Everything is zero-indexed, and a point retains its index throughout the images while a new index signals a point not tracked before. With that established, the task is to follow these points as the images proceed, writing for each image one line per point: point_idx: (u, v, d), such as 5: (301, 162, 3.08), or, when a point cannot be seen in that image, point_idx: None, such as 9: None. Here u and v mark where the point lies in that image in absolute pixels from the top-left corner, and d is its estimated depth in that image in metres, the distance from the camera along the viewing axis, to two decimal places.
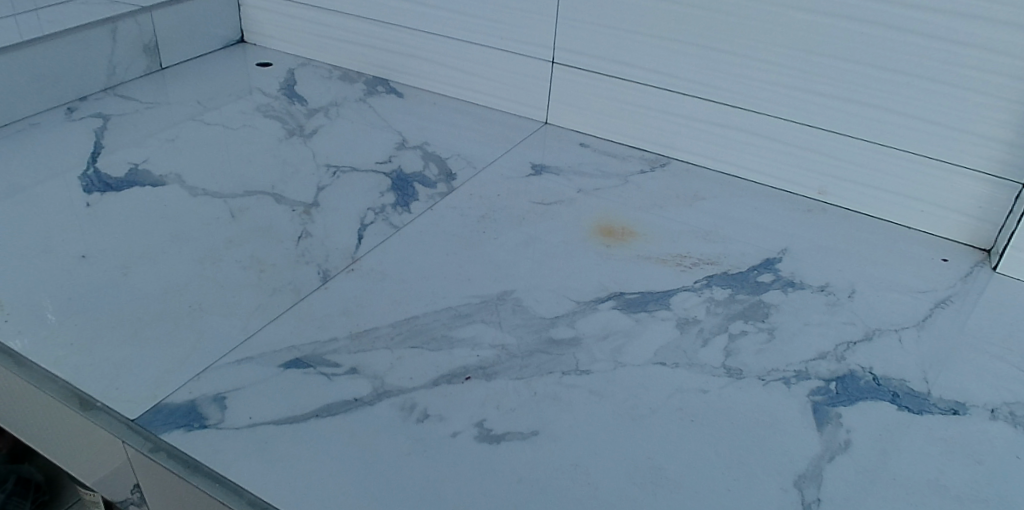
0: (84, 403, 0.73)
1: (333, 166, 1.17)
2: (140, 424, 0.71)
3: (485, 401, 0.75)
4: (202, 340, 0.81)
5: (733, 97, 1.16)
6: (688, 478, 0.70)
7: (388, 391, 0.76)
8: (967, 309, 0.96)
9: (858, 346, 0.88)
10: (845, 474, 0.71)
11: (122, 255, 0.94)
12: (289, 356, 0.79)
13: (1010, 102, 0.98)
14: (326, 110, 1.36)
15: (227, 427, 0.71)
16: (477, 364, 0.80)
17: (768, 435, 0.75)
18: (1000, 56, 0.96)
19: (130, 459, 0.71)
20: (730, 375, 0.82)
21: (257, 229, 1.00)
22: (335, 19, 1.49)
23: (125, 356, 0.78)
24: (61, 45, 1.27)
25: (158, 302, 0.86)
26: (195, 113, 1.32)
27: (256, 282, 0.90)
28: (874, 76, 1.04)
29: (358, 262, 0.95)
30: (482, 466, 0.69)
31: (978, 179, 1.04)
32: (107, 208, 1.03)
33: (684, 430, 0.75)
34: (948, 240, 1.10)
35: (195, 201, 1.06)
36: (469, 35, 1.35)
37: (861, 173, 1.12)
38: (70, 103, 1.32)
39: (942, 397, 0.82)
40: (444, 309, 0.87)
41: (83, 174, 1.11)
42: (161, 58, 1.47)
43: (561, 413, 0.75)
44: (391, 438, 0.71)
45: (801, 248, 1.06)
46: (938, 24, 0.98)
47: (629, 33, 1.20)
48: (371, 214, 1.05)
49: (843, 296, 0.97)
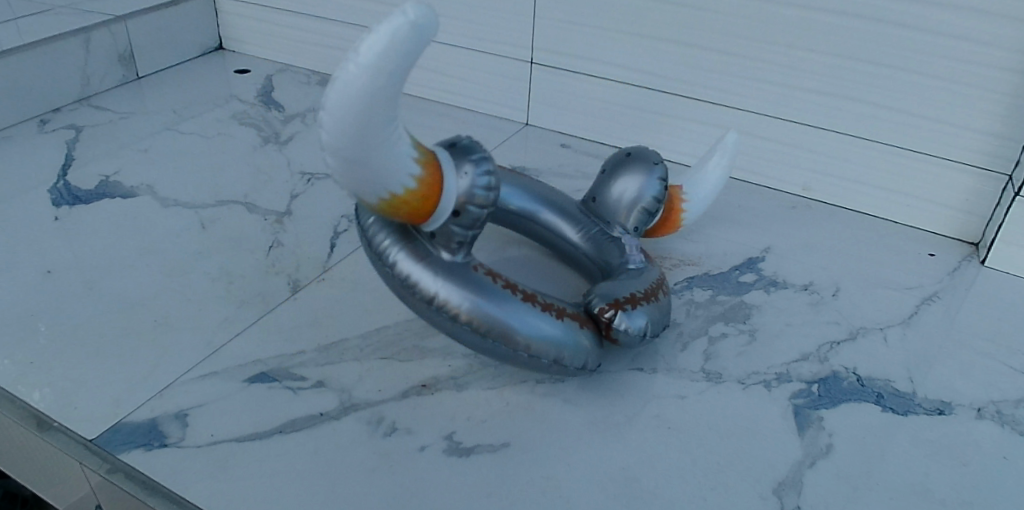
0: (41, 423, 0.71)
1: (308, 174, 1.15)
2: (99, 444, 0.69)
3: (454, 415, 0.73)
4: (167, 356, 0.79)
5: (714, 93, 1.14)
6: (664, 488, 0.68)
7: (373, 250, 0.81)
8: (954, 305, 0.94)
9: (841, 347, 0.86)
10: (826, 479, 0.69)
11: (89, 270, 0.92)
12: (255, 371, 0.77)
13: (993, 92, 0.96)
14: (304, 116, 1.34)
15: (188, 445, 0.69)
16: (449, 374, 0.78)
17: (746, 441, 0.73)
18: (985, 46, 0.94)
19: (91, 482, 0.69)
20: (709, 379, 0.80)
21: (227, 241, 0.98)
22: (313, 24, 1.47)
23: (87, 374, 0.76)
24: (34, 56, 1.25)
25: (122, 318, 0.84)
26: (171, 122, 1.30)
27: (225, 294, 0.88)
28: (856, 69, 1.03)
29: (329, 271, 0.93)
30: (451, 479, 0.67)
31: (963, 171, 1.02)
32: (77, 222, 1.01)
33: (659, 438, 0.73)
34: (936, 234, 1.08)
35: (166, 213, 1.04)
36: (447, 37, 1.33)
37: (845, 168, 1.10)
38: (42, 115, 1.30)
39: (927, 397, 0.79)
40: (417, 318, 0.86)
41: (52, 187, 1.09)
42: (138, 67, 1.45)
43: (533, 424, 0.73)
44: (357, 454, 0.69)
45: (785, 246, 1.04)
46: (917, 15, 0.96)
47: (607, 31, 1.18)
48: (345, 222, 1.03)
49: (826, 294, 0.94)
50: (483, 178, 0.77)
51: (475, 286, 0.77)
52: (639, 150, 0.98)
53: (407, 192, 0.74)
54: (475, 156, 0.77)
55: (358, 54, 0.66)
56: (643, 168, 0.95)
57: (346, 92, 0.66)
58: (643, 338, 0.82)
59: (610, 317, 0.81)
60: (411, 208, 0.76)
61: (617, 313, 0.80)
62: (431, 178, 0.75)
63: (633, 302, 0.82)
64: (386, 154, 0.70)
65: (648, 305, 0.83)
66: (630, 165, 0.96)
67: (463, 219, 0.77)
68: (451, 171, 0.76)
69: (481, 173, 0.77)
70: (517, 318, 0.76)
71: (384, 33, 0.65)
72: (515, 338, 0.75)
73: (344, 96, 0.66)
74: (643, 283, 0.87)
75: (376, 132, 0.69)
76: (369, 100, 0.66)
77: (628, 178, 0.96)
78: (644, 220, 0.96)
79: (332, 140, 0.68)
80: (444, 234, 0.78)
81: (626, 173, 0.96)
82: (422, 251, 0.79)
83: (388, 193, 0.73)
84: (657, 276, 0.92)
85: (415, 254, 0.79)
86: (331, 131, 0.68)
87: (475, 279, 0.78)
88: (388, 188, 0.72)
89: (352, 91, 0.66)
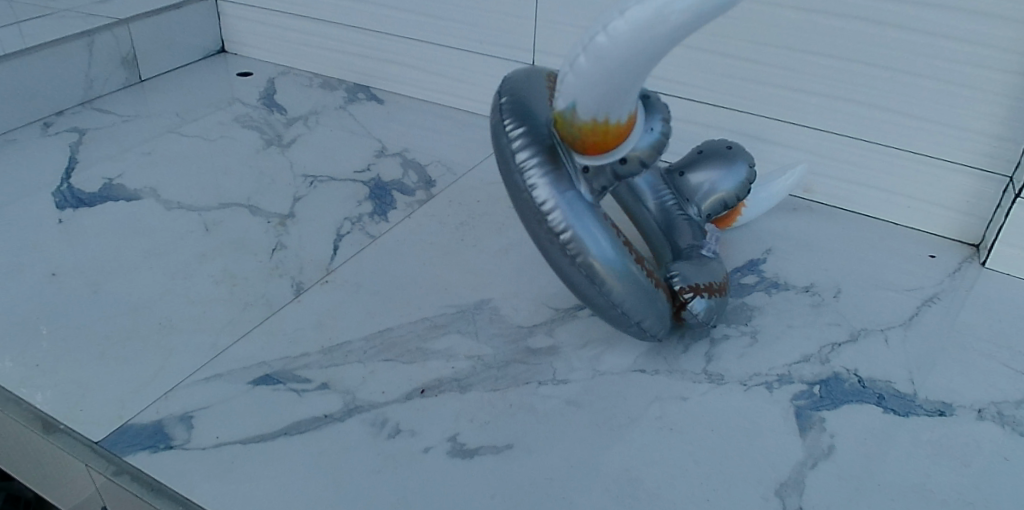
0: (46, 425, 0.71)
1: (310, 177, 1.15)
2: (105, 447, 0.69)
3: (458, 416, 0.74)
4: (171, 359, 0.79)
5: (716, 95, 1.15)
6: (666, 489, 0.68)
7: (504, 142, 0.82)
8: (955, 306, 0.94)
9: (842, 348, 0.86)
10: (828, 480, 0.70)
11: (93, 273, 0.92)
12: (259, 373, 0.78)
13: (993, 94, 0.97)
14: (306, 118, 1.35)
15: (193, 447, 0.69)
16: (452, 376, 0.78)
17: (748, 442, 0.73)
18: (985, 48, 0.95)
19: (97, 484, 0.69)
20: (711, 381, 0.81)
21: (230, 243, 0.99)
22: (315, 27, 1.48)
23: (92, 377, 0.77)
24: (37, 60, 1.26)
25: (127, 321, 0.84)
26: (174, 125, 1.30)
27: (228, 297, 0.89)
28: (856, 71, 1.03)
29: (332, 274, 0.93)
30: (454, 481, 0.67)
31: (964, 173, 1.03)
32: (81, 225, 1.02)
33: (662, 439, 0.73)
34: (936, 236, 1.08)
35: (169, 215, 1.05)
36: (448, 39, 1.33)
37: (846, 169, 1.11)
38: (46, 118, 1.30)
39: (928, 398, 0.80)
40: (419, 320, 0.86)
41: (56, 190, 1.09)
42: (140, 70, 1.46)
43: (536, 425, 0.73)
44: (361, 456, 0.69)
45: (786, 247, 1.04)
46: (916, 18, 0.97)
47: None
48: (348, 224, 1.04)
49: (828, 295, 0.95)
50: (659, 140, 0.81)
51: (583, 215, 0.81)
52: (734, 145, 1.04)
53: (609, 125, 0.77)
54: (662, 115, 0.82)
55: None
56: (738, 160, 1.01)
57: (617, 40, 0.70)
58: (704, 322, 0.87)
59: (688, 298, 0.85)
60: (596, 139, 0.78)
61: (696, 297, 0.84)
62: (630, 124, 0.79)
63: (711, 291, 0.87)
64: (617, 95, 0.74)
65: (721, 295, 0.87)
66: (724, 154, 1.02)
67: (627, 165, 0.81)
68: (645, 121, 0.81)
69: (659, 135, 0.81)
70: (603, 248, 0.81)
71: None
72: (595, 263, 0.80)
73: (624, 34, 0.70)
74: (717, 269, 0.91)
75: (625, 75, 0.73)
76: (640, 49, 0.70)
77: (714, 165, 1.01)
78: (717, 208, 1.01)
79: (590, 65, 0.73)
80: (598, 172, 0.81)
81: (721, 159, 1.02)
82: (561, 177, 0.82)
83: (600, 115, 0.77)
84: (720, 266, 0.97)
85: (555, 175, 0.81)
86: (591, 64, 0.72)
87: (592, 214, 0.81)
88: (601, 112, 0.76)
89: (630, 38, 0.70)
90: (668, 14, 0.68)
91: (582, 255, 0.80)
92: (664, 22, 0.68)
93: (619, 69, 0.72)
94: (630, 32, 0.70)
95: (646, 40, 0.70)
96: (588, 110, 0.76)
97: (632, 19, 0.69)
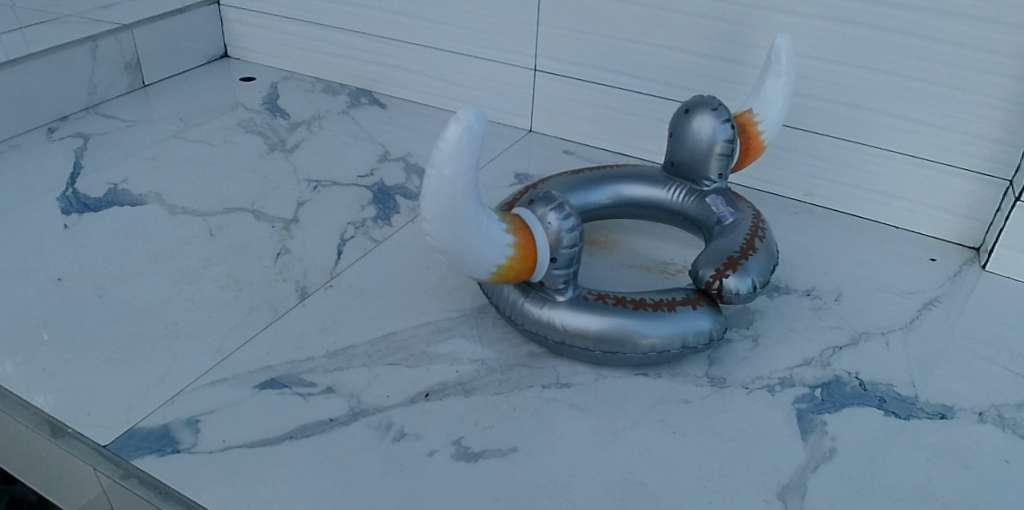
0: (54, 428, 0.72)
1: (314, 181, 1.16)
2: (112, 450, 0.69)
3: (462, 420, 0.74)
4: (178, 363, 0.80)
5: (717, 100, 1.16)
6: (670, 492, 0.68)
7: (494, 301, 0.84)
8: (955, 309, 0.95)
9: (843, 352, 0.87)
10: (830, 483, 0.70)
11: (99, 278, 0.93)
12: (265, 377, 0.78)
13: (993, 98, 0.98)
14: (309, 123, 1.35)
15: (200, 451, 0.70)
16: (456, 380, 0.79)
17: (750, 445, 0.74)
18: (986, 53, 0.96)
19: (104, 487, 0.70)
20: (713, 384, 0.81)
21: (235, 248, 0.99)
22: (317, 32, 1.49)
23: (99, 381, 0.77)
24: (42, 65, 1.26)
25: (133, 325, 0.85)
26: (177, 131, 1.31)
27: (233, 301, 0.89)
28: (856, 76, 1.04)
29: (336, 278, 0.94)
30: (459, 484, 0.68)
31: (963, 176, 1.03)
32: (87, 230, 1.02)
33: (665, 442, 0.73)
34: (936, 239, 1.09)
35: (174, 220, 1.05)
36: (450, 44, 1.34)
37: (846, 173, 1.11)
38: (51, 123, 1.31)
39: (929, 401, 0.80)
40: (423, 324, 0.86)
41: (61, 195, 1.10)
42: (144, 75, 1.47)
43: (540, 428, 0.74)
44: (367, 459, 0.70)
45: (787, 251, 1.05)
46: (917, 23, 0.97)
47: (609, 39, 1.19)
48: (351, 229, 1.05)
49: (829, 299, 0.95)
50: (568, 223, 0.78)
51: (578, 309, 0.80)
52: (692, 102, 1.00)
53: (509, 260, 0.76)
54: (556, 203, 0.79)
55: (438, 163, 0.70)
56: (705, 114, 0.97)
57: (436, 213, 0.71)
58: (755, 293, 0.84)
59: (718, 286, 0.83)
60: (515, 272, 0.78)
61: (724, 279, 0.83)
62: (524, 241, 0.77)
63: (734, 265, 0.84)
64: (480, 236, 0.74)
65: (749, 262, 0.85)
66: (688, 121, 0.98)
67: (561, 262, 0.79)
68: (537, 224, 0.78)
69: (567, 219, 0.78)
70: (614, 323, 0.79)
71: (452, 143, 0.69)
72: (620, 342, 0.78)
73: (438, 207, 0.71)
74: (737, 236, 0.90)
75: (472, 234, 0.73)
76: (456, 207, 0.71)
77: (698, 127, 0.97)
78: (724, 163, 0.97)
79: (443, 244, 0.74)
80: (549, 278, 0.80)
81: (692, 123, 0.98)
82: (539, 298, 0.82)
83: (493, 264, 0.76)
84: (752, 219, 0.94)
85: (533, 300, 0.82)
86: (441, 242, 0.73)
87: (581, 303, 0.80)
88: (488, 262, 0.76)
89: (442, 207, 0.71)
90: (452, 171, 0.69)
91: (606, 341, 0.79)
92: (454, 180, 0.69)
93: (461, 234, 0.72)
94: (437, 200, 0.70)
95: (451, 193, 0.70)
96: (482, 269, 0.77)
97: (433, 195, 0.70)
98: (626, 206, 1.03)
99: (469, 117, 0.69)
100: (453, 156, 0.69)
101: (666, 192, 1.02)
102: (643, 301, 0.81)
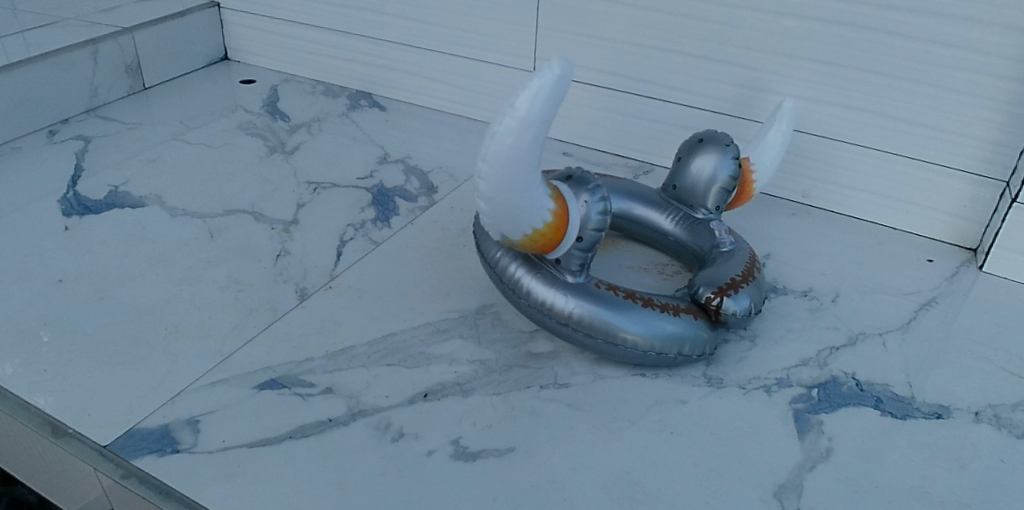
0: (54, 429, 0.72)
1: (314, 183, 1.17)
2: (113, 450, 0.70)
3: (461, 420, 0.75)
4: (178, 364, 0.80)
5: (715, 102, 1.16)
6: (667, 491, 0.69)
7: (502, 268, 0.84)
8: (952, 310, 0.95)
9: (840, 352, 0.87)
10: (826, 483, 0.71)
11: (100, 280, 0.93)
12: (265, 378, 0.79)
13: (989, 100, 0.98)
14: (309, 126, 1.36)
15: (200, 451, 0.70)
16: (454, 380, 0.79)
17: (747, 445, 0.74)
18: (983, 55, 0.96)
19: (105, 487, 0.70)
20: (711, 384, 0.82)
21: (235, 249, 1.00)
22: (317, 35, 1.49)
23: (99, 382, 0.78)
24: (42, 68, 1.27)
25: (133, 327, 0.85)
26: (177, 133, 1.32)
27: (233, 303, 0.90)
28: (854, 78, 1.05)
29: (335, 280, 0.94)
30: (457, 483, 0.68)
31: (961, 178, 1.04)
32: (87, 232, 1.03)
33: (662, 442, 0.74)
34: (933, 240, 1.10)
35: (175, 222, 1.06)
36: (449, 47, 1.35)
37: (843, 175, 1.12)
38: (51, 126, 1.32)
39: (925, 401, 0.81)
40: (422, 325, 0.87)
41: (62, 197, 1.10)
42: (144, 78, 1.47)
43: (538, 429, 0.74)
44: (366, 458, 0.70)
45: (785, 252, 1.05)
46: (914, 25, 0.98)
47: (608, 41, 1.20)
48: (351, 230, 1.05)
49: (826, 300, 0.96)
50: (599, 207, 0.78)
51: (582, 293, 0.80)
52: (705, 133, 0.95)
53: (545, 226, 0.76)
54: (592, 184, 0.78)
55: (515, 109, 0.70)
56: (711, 151, 0.93)
57: (495, 162, 0.71)
58: (751, 315, 0.85)
59: (717, 304, 0.84)
60: (545, 241, 0.77)
61: (724, 299, 0.84)
62: (563, 212, 0.76)
63: (735, 287, 0.85)
64: (529, 194, 0.73)
65: (748, 287, 0.86)
66: (696, 152, 0.94)
67: (585, 243, 0.79)
68: (573, 199, 0.78)
69: (599, 203, 0.78)
70: (617, 314, 0.79)
71: (533, 91, 0.69)
72: (617, 334, 0.79)
73: (499, 155, 0.71)
74: (735, 266, 0.89)
75: (524, 189, 0.72)
76: (517, 159, 0.70)
77: (704, 158, 0.93)
78: (724, 198, 0.94)
79: (492, 194, 0.73)
80: (567, 258, 0.80)
81: (697, 157, 0.94)
82: (549, 275, 0.82)
83: (530, 226, 0.75)
84: (749, 252, 0.93)
85: (543, 277, 0.82)
86: (491, 193, 0.73)
87: (588, 290, 0.80)
88: (527, 223, 0.75)
89: (503, 156, 0.71)
90: (525, 122, 0.69)
91: (603, 331, 0.79)
92: (523, 130, 0.69)
93: (513, 187, 0.72)
94: (502, 152, 0.70)
95: (516, 149, 0.70)
96: (518, 230, 0.76)
97: (499, 142, 0.70)
98: (627, 221, 1.02)
99: (557, 70, 0.69)
100: (530, 105, 0.69)
101: (665, 216, 1.00)
102: (652, 301, 0.82)
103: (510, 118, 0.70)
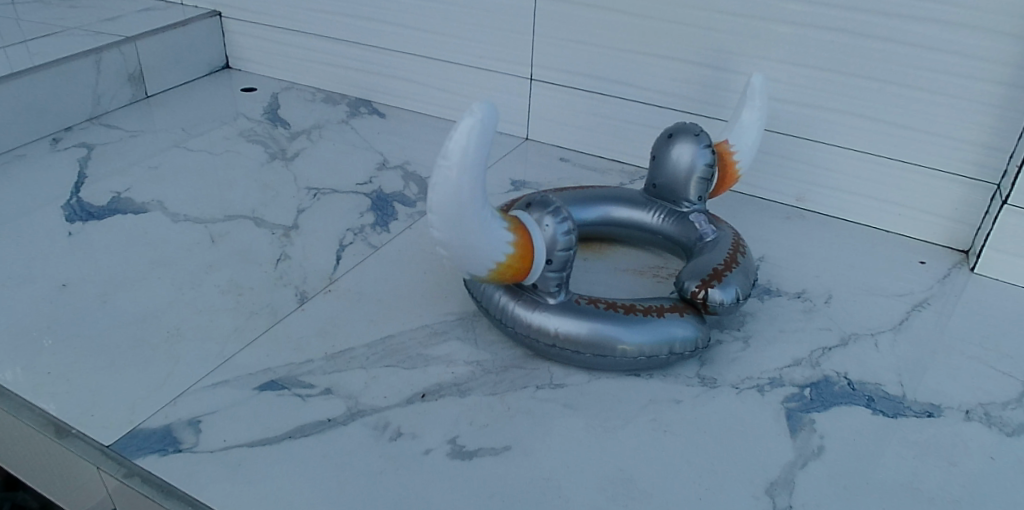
0: (58, 429, 0.74)
1: (313, 189, 1.18)
2: (116, 450, 0.71)
3: (457, 419, 0.76)
4: (179, 366, 0.82)
5: (710, 107, 1.18)
6: (660, 489, 0.70)
7: (487, 303, 0.85)
8: (944, 310, 0.96)
9: (833, 352, 0.88)
10: (818, 480, 0.72)
11: (103, 284, 0.95)
12: (265, 379, 0.80)
13: (982, 104, 0.99)
14: (309, 133, 1.38)
15: (202, 450, 0.72)
16: (451, 381, 0.81)
17: (740, 443, 0.75)
18: (972, 60, 0.98)
19: (107, 486, 0.72)
20: (704, 384, 0.83)
21: (236, 254, 1.01)
22: (317, 44, 1.51)
23: (102, 383, 0.79)
24: (46, 78, 1.29)
25: (136, 330, 0.87)
26: (180, 140, 1.33)
27: (234, 306, 0.91)
28: (847, 83, 1.06)
29: (335, 283, 0.96)
30: (453, 481, 0.69)
31: (952, 181, 1.05)
32: (91, 238, 1.04)
33: (656, 441, 0.75)
34: (926, 242, 1.11)
35: (177, 228, 1.07)
36: (448, 55, 1.36)
37: (837, 179, 1.13)
38: (55, 134, 1.33)
39: (916, 400, 0.82)
40: (421, 327, 0.88)
41: (65, 204, 1.12)
42: (147, 87, 1.49)
43: (534, 428, 0.75)
44: (364, 457, 0.71)
45: (778, 255, 1.07)
46: (906, 31, 0.99)
47: (604, 48, 1.21)
48: (350, 235, 1.06)
49: (819, 301, 0.97)
50: (564, 227, 0.79)
51: (568, 312, 0.81)
52: (675, 128, 0.99)
53: (508, 258, 0.76)
54: (552, 207, 0.79)
55: (448, 157, 0.68)
56: (684, 143, 0.96)
57: (442, 211, 0.70)
58: (738, 303, 0.86)
59: (703, 294, 0.85)
60: (513, 272, 0.77)
61: (709, 289, 0.85)
62: (524, 241, 0.77)
63: (719, 276, 0.86)
64: (484, 231, 0.72)
65: (732, 275, 0.87)
66: (669, 146, 0.98)
67: (555, 264, 0.80)
68: (535, 226, 0.78)
69: (562, 223, 0.79)
70: (605, 327, 0.80)
71: (462, 136, 0.67)
72: (611, 347, 0.80)
73: (445, 202, 0.70)
74: (719, 254, 0.90)
75: (478, 227, 0.72)
76: (463, 204, 0.70)
77: (680, 150, 0.96)
78: (705, 188, 0.97)
79: (448, 239, 0.72)
80: (542, 281, 0.81)
81: (672, 150, 0.97)
82: (531, 300, 0.83)
83: (494, 261, 0.75)
84: (733, 238, 0.95)
85: (524, 303, 0.83)
86: (445, 237, 0.72)
87: (571, 308, 0.82)
88: (489, 259, 0.75)
89: (449, 203, 0.70)
90: (460, 168, 0.68)
91: (594, 345, 0.80)
92: (460, 174, 0.68)
93: (467, 229, 0.71)
94: (447, 200, 0.69)
95: (458, 194, 0.69)
96: (482, 267, 0.75)
97: (440, 190, 0.69)
98: (611, 226, 1.03)
99: (482, 112, 0.68)
100: (462, 150, 0.68)
101: (650, 215, 1.01)
102: (633, 306, 0.83)
103: (445, 165, 0.68)
